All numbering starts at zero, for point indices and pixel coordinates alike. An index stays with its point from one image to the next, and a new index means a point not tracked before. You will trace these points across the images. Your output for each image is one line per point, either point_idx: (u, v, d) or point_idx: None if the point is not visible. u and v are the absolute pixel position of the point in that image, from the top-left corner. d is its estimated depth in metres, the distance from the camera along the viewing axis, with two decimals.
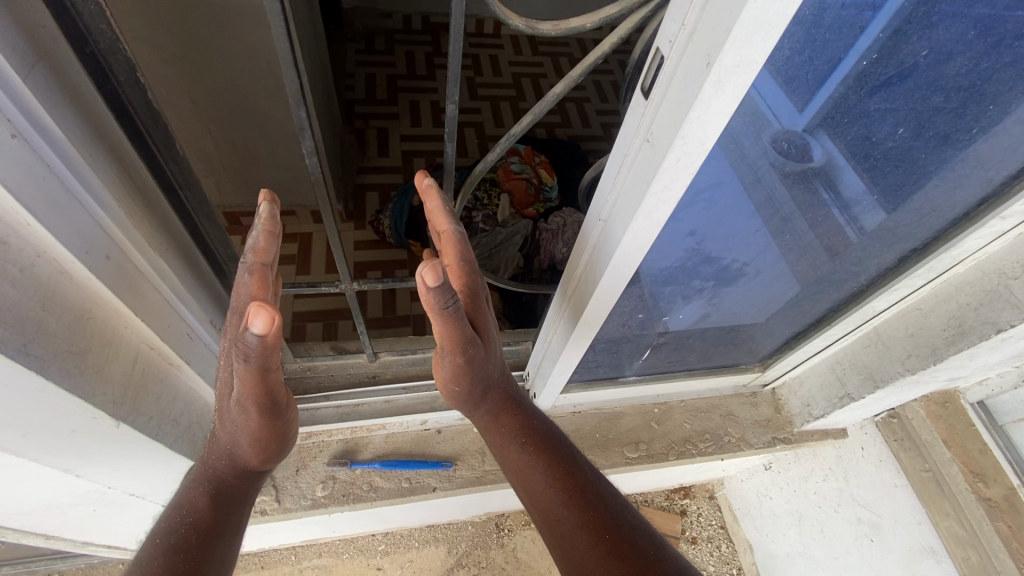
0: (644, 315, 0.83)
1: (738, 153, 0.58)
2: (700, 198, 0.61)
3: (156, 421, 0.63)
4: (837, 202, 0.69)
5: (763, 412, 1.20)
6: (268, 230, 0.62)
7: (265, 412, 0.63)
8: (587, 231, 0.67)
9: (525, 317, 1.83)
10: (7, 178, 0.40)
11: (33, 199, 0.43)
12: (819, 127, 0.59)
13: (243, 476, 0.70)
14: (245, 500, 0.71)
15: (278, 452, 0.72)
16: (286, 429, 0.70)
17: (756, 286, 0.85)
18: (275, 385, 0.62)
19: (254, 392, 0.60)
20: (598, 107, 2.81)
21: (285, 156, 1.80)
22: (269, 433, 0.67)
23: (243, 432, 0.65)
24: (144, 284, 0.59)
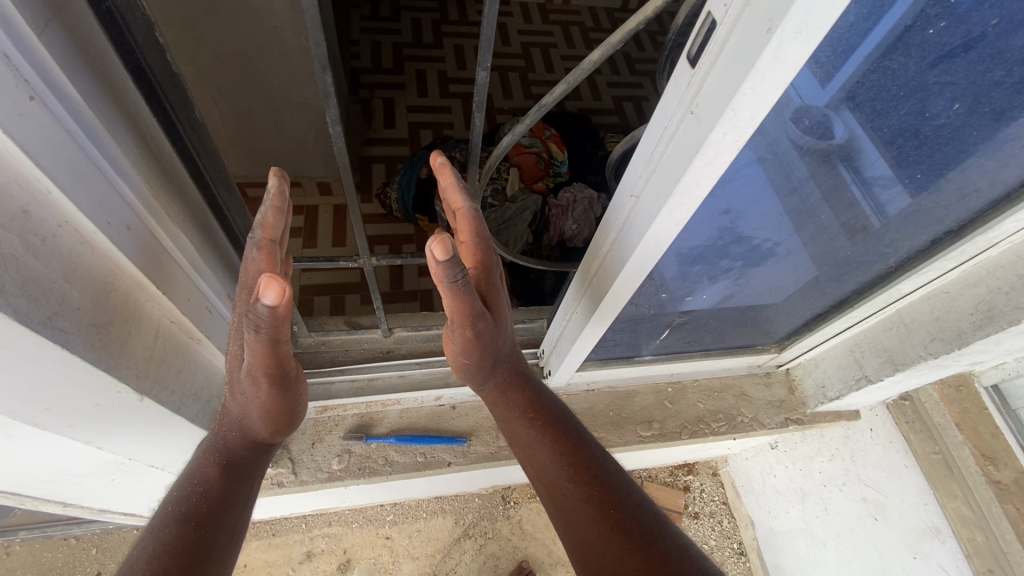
0: (669, 295, 0.81)
1: (787, 126, 0.55)
2: (741, 173, 0.59)
3: (178, 395, 0.62)
4: (875, 181, 0.67)
5: (776, 392, 1.20)
6: (276, 206, 0.61)
7: (275, 383, 0.63)
8: (617, 207, 0.64)
9: (535, 294, 1.81)
10: (26, 143, 0.38)
11: (52, 166, 0.41)
12: (873, 100, 0.56)
13: (252, 447, 0.70)
14: (256, 471, 0.71)
15: (287, 424, 0.72)
16: (294, 401, 0.70)
17: (781, 267, 0.83)
18: (285, 354, 0.61)
19: (265, 363, 0.59)
20: (610, 79, 2.74)
21: (293, 126, 1.76)
22: (278, 405, 0.67)
23: (252, 404, 0.65)
24: (164, 256, 0.57)
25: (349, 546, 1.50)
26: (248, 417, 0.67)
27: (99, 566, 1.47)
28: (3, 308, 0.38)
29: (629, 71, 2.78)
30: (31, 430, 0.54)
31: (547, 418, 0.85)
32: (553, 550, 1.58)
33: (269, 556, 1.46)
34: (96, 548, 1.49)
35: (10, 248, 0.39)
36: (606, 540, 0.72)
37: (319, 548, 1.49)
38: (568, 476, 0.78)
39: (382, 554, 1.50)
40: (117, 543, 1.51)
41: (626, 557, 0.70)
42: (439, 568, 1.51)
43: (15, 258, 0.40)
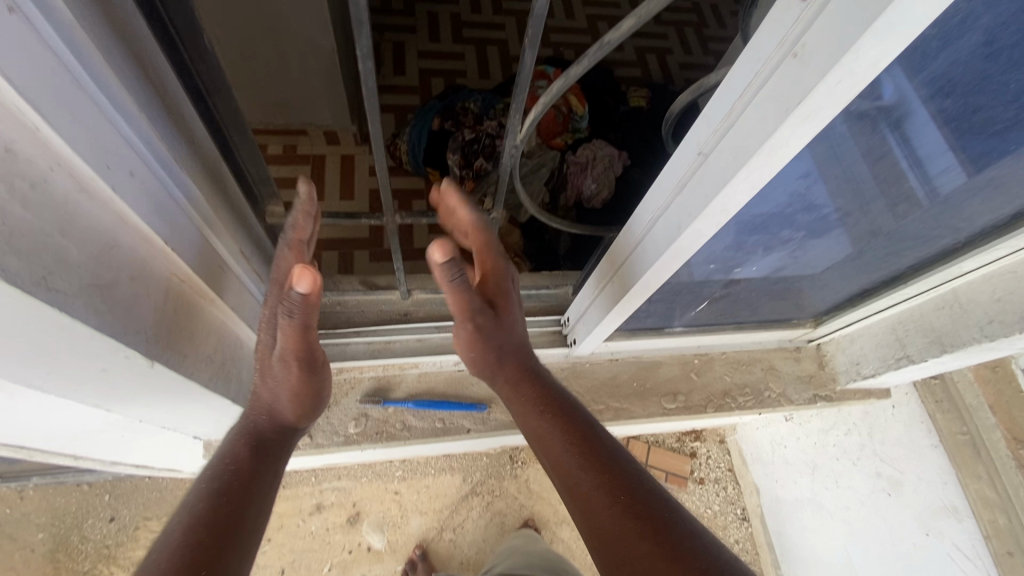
0: (718, 266, 0.75)
1: (898, 80, 0.47)
2: (833, 131, 0.51)
3: (192, 359, 0.57)
4: (973, 151, 0.59)
5: (805, 367, 1.16)
6: (306, 210, 0.62)
7: (305, 365, 0.64)
8: (677, 166, 0.57)
9: (547, 257, 1.75)
10: (6, 66, 0.31)
11: (40, 97, 0.34)
12: (1010, 49, 0.46)
13: (279, 434, 0.67)
14: (285, 453, 0.67)
15: (311, 405, 0.70)
16: (317, 380, 0.68)
17: (839, 239, 0.76)
18: (314, 341, 0.62)
19: (297, 345, 0.60)
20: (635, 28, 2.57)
21: (300, 69, 1.64)
22: (305, 387, 0.67)
23: (282, 385, 0.65)
24: (173, 206, 0.51)
25: (358, 500, 1.50)
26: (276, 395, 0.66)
27: (112, 512, 1.49)
28: None
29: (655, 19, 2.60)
30: (34, 392, 0.50)
31: (556, 406, 0.80)
32: (559, 509, 1.59)
33: (279, 507, 1.46)
34: (109, 494, 1.50)
35: None
36: (618, 527, 0.64)
37: (327, 501, 1.49)
38: (578, 462, 0.72)
39: (390, 509, 1.51)
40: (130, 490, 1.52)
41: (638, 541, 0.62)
42: (447, 523, 1.53)
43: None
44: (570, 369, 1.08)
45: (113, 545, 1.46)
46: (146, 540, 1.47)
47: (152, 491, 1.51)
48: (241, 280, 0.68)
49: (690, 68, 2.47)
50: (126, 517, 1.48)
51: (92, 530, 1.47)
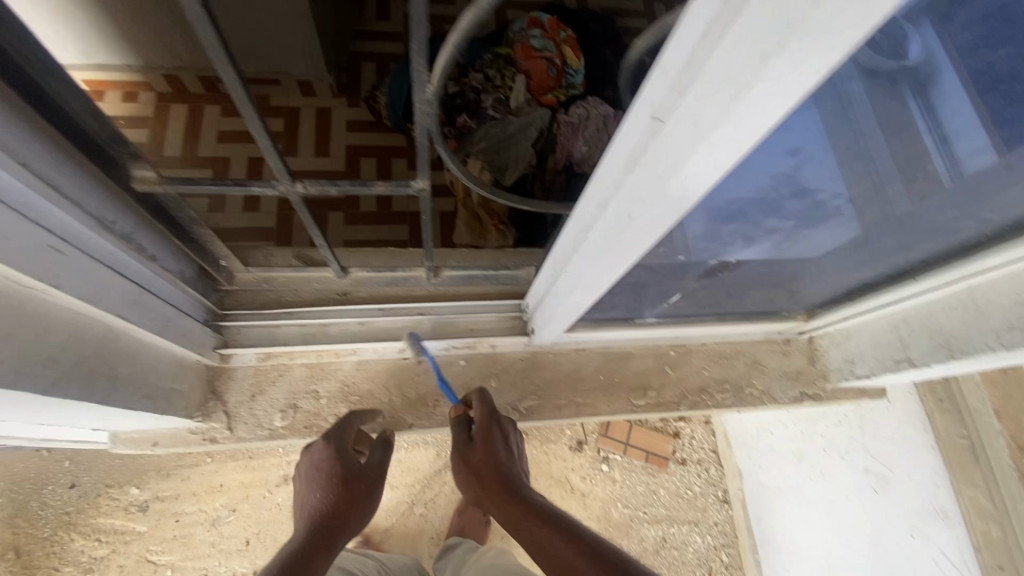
0: (687, 258, 0.62)
1: (927, 13, 0.34)
2: (831, 92, 0.37)
3: (14, 363, 0.46)
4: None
5: (793, 362, 1.05)
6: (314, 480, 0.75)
7: (339, 478, 0.74)
8: (626, 134, 0.44)
9: (532, 226, 1.60)
10: None
11: None
12: None
13: (334, 530, 0.68)
14: (338, 546, 0.69)
15: (365, 509, 0.74)
16: (371, 487, 0.76)
17: (839, 228, 0.64)
18: (335, 478, 0.74)
19: (326, 484, 0.73)
20: None
21: (264, 10, 1.46)
22: (338, 484, 0.73)
23: (319, 488, 0.74)
24: None
25: None
26: (334, 486, 0.73)
27: (72, 479, 1.42)
28: None
29: None
30: None
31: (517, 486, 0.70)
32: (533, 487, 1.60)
33: (245, 478, 1.47)
34: (69, 460, 1.43)
35: None
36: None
37: None
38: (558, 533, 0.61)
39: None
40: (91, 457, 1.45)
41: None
42: (418, 497, 1.47)
43: None
44: (530, 359, 0.97)
45: (76, 512, 1.40)
46: (109, 507, 1.42)
47: (115, 459, 1.44)
48: (97, 257, 0.56)
49: None
50: (86, 484, 1.42)
51: (52, 496, 1.41)
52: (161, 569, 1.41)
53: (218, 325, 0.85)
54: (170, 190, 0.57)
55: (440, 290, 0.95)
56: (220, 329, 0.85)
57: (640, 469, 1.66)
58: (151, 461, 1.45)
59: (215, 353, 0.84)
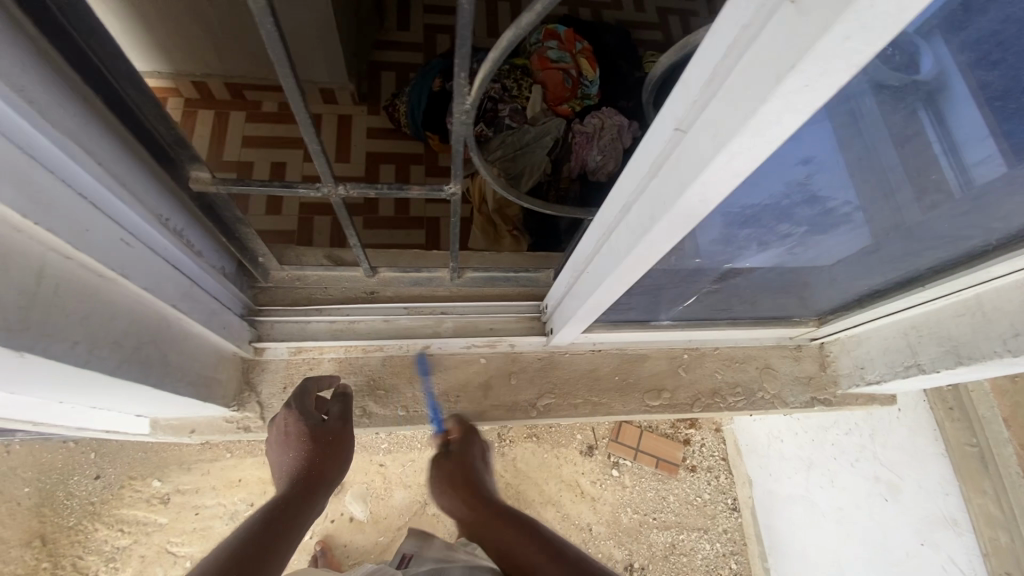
0: (703, 261, 0.65)
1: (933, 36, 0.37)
2: (844, 106, 0.41)
3: (86, 345, 0.51)
4: None
5: (805, 368, 1.07)
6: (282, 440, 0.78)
7: (305, 436, 0.76)
8: (651, 144, 0.47)
9: (546, 232, 1.63)
10: None
11: None
12: None
13: (307, 490, 0.71)
14: (319, 502, 0.73)
15: (340, 463, 0.78)
16: (345, 442, 0.79)
17: (851, 235, 0.66)
18: (303, 437, 0.76)
19: (296, 444, 0.76)
20: None
21: (290, 19, 1.52)
22: (307, 443, 0.76)
23: (290, 450, 0.76)
24: (39, 172, 0.42)
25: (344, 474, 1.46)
26: (307, 448, 0.76)
27: (98, 470, 1.47)
28: None
29: None
30: None
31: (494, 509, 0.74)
32: (543, 489, 1.62)
33: (264, 474, 1.51)
34: (95, 452, 1.48)
35: None
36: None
37: None
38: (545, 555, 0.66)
39: (374, 481, 1.48)
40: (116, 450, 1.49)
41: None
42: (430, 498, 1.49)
43: None
44: (547, 359, 1.01)
45: (99, 504, 1.46)
46: (132, 499, 1.47)
47: (137, 452, 1.49)
48: (156, 251, 0.60)
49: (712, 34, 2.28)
50: (111, 475, 1.47)
51: (77, 486, 1.47)
52: (179, 561, 1.45)
53: (252, 320, 0.89)
54: (222, 190, 0.62)
55: (461, 290, 0.99)
56: (254, 324, 0.89)
57: (649, 475, 1.69)
58: (175, 454, 1.50)
59: (250, 346, 0.89)
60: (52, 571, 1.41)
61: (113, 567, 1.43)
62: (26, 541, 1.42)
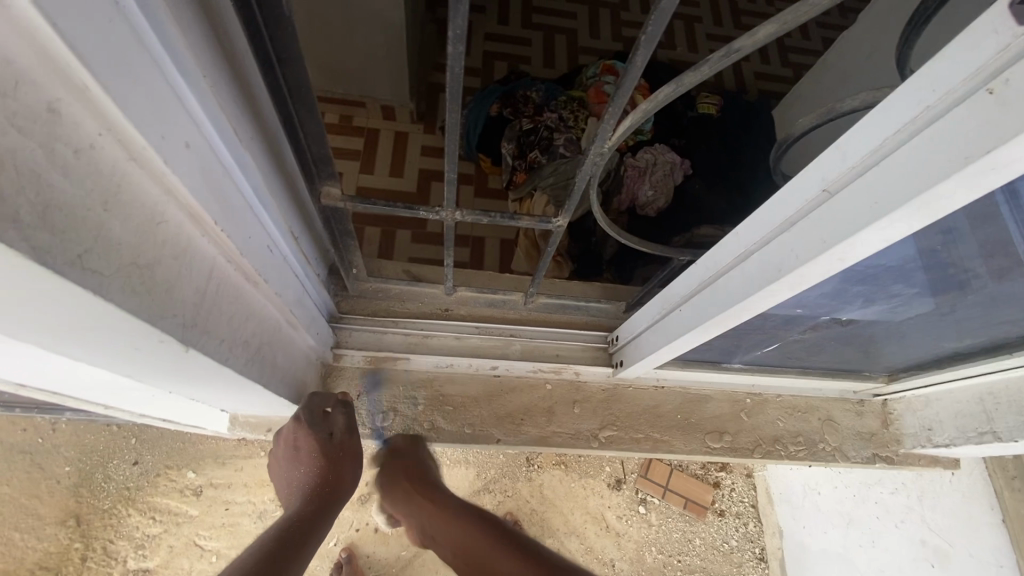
0: (804, 311, 0.67)
1: None
2: (1001, 196, 0.43)
3: (228, 343, 0.53)
4: None
5: (867, 424, 1.07)
6: (290, 454, 0.81)
7: (318, 453, 0.79)
8: (788, 202, 0.50)
9: (592, 260, 1.62)
10: (66, 29, 0.26)
11: (102, 66, 0.28)
12: None
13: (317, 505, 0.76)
14: (333, 513, 0.79)
15: (349, 472, 0.81)
16: (353, 454, 0.82)
17: (951, 301, 0.68)
18: (313, 454, 0.79)
19: (309, 459, 0.79)
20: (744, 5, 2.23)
21: (364, 43, 1.57)
22: (319, 461, 0.79)
23: (301, 466, 0.80)
24: (226, 181, 0.46)
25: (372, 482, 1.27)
26: (320, 464, 0.79)
27: (136, 456, 1.31)
28: (18, 244, 0.27)
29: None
30: (56, 354, 0.46)
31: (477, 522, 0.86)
32: (569, 520, 1.54)
33: None
34: (137, 438, 1.32)
35: (30, 160, 0.28)
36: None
37: None
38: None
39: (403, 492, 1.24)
40: (158, 436, 1.33)
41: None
42: None
43: (36, 176, 0.28)
44: (611, 391, 1.02)
45: (136, 489, 1.29)
46: (166, 488, 1.30)
47: (176, 441, 1.33)
48: (284, 257, 0.63)
49: (765, 79, 2.20)
50: (149, 463, 1.31)
51: (116, 470, 1.31)
52: (207, 557, 1.27)
53: (334, 326, 0.92)
54: (348, 206, 0.67)
55: (532, 315, 1.01)
56: (336, 330, 0.92)
57: (677, 515, 1.60)
58: (209, 446, 1.33)
59: (331, 351, 0.92)
60: (83, 555, 1.25)
61: (142, 555, 1.26)
62: (60, 519, 1.26)
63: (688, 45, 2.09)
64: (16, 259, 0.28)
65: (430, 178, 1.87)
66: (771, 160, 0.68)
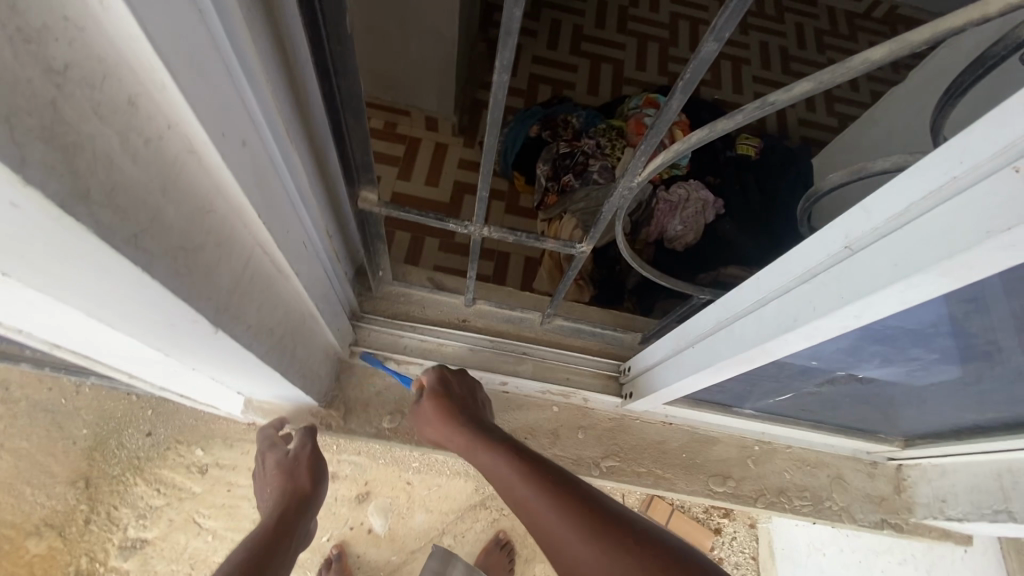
0: (817, 363, 0.67)
1: None
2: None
3: (254, 329, 0.56)
4: None
5: (878, 487, 1.04)
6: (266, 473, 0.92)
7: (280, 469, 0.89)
8: (808, 255, 0.50)
9: (613, 288, 1.63)
10: (160, 39, 0.29)
11: (183, 72, 0.31)
12: None
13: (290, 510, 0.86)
14: (305, 517, 0.88)
15: (315, 484, 0.91)
16: (315, 458, 0.92)
17: (974, 371, 0.67)
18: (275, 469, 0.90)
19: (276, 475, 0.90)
20: (793, 53, 2.24)
21: (417, 55, 1.62)
22: (280, 475, 0.89)
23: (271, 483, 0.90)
24: (274, 178, 0.49)
25: (371, 483, 1.23)
26: (285, 481, 0.89)
27: (150, 427, 1.24)
28: (82, 220, 0.30)
29: (817, 49, 2.27)
30: (97, 321, 0.49)
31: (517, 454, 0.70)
32: None
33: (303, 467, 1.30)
34: (154, 409, 1.25)
35: (106, 146, 0.30)
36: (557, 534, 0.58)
37: None
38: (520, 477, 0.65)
39: (398, 497, 1.24)
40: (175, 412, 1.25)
41: (589, 546, 0.56)
42: (450, 527, 1.28)
43: (109, 159, 0.31)
44: (618, 421, 1.02)
45: (145, 460, 1.22)
46: (175, 463, 1.23)
47: (190, 418, 1.23)
48: (317, 253, 0.66)
49: (808, 126, 2.19)
50: (162, 436, 1.23)
51: (130, 439, 1.24)
52: (204, 536, 1.21)
53: (354, 324, 0.94)
54: (382, 212, 0.70)
55: (547, 335, 1.02)
56: (356, 328, 0.94)
57: None
58: (222, 427, 1.22)
59: (348, 348, 0.94)
60: (88, 518, 1.20)
61: (143, 526, 1.20)
62: (71, 481, 1.22)
63: (733, 86, 2.10)
64: (80, 232, 0.30)
65: (463, 190, 1.92)
66: (798, 210, 0.68)
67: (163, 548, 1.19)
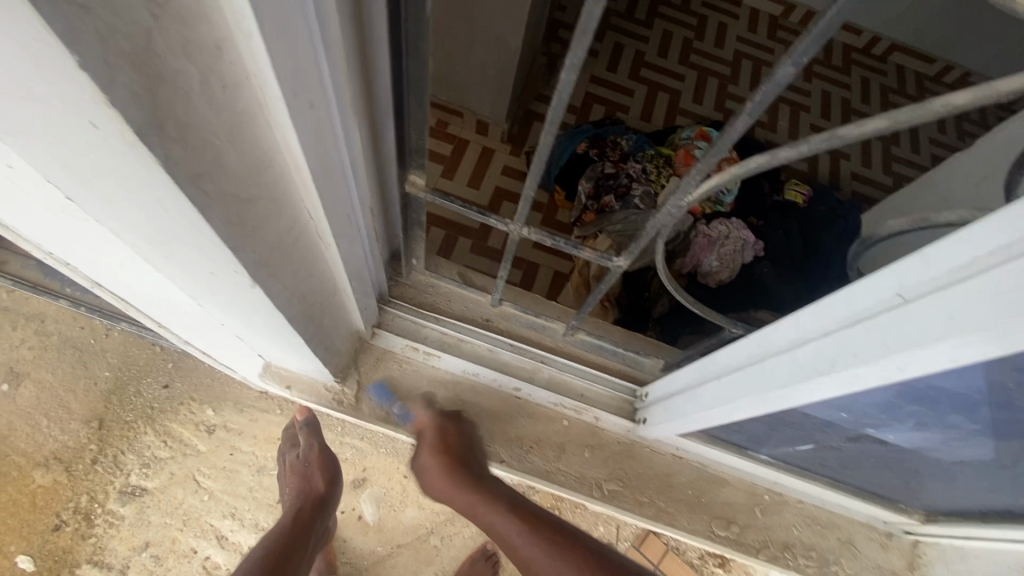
0: (847, 416, 0.65)
1: None
2: None
3: (287, 292, 0.57)
4: None
5: (890, 560, 0.98)
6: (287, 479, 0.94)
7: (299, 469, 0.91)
8: (857, 302, 0.48)
9: (638, 315, 1.60)
10: None
11: (271, 25, 0.32)
12: None
13: (313, 506, 0.85)
14: (325, 520, 0.86)
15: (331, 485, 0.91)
16: (327, 457, 0.93)
17: (1013, 451, 0.63)
18: (297, 470, 0.92)
19: (296, 478, 0.91)
20: (855, 104, 2.19)
21: (478, 58, 1.65)
22: (299, 476, 0.91)
23: (291, 484, 0.91)
24: (333, 148, 0.50)
25: (369, 470, 1.22)
26: (302, 480, 0.90)
27: (168, 380, 1.26)
28: (155, 153, 0.31)
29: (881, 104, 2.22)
30: (138, 257, 0.50)
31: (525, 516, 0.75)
32: None
33: None
34: (174, 362, 1.28)
35: (188, 85, 0.32)
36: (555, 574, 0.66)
37: None
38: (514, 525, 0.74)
39: (394, 489, 1.23)
40: (192, 369, 1.27)
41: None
42: (439, 528, 1.25)
43: (187, 98, 0.32)
44: (627, 447, 1.00)
45: (158, 411, 1.23)
46: (185, 419, 1.23)
47: (207, 376, 1.26)
48: (359, 230, 0.67)
49: (861, 180, 2.14)
50: (178, 390, 1.25)
51: (147, 388, 1.26)
52: (201, 494, 1.18)
53: (380, 307, 0.95)
54: (427, 197, 0.71)
55: (568, 347, 1.01)
56: (381, 310, 0.95)
57: None
58: (235, 390, 1.25)
59: (370, 329, 0.95)
60: (95, 458, 1.20)
61: (144, 474, 1.19)
62: (84, 420, 1.22)
63: (789, 130, 2.07)
64: (150, 162, 0.32)
65: (503, 196, 1.93)
66: None
67: (160, 499, 1.17)
